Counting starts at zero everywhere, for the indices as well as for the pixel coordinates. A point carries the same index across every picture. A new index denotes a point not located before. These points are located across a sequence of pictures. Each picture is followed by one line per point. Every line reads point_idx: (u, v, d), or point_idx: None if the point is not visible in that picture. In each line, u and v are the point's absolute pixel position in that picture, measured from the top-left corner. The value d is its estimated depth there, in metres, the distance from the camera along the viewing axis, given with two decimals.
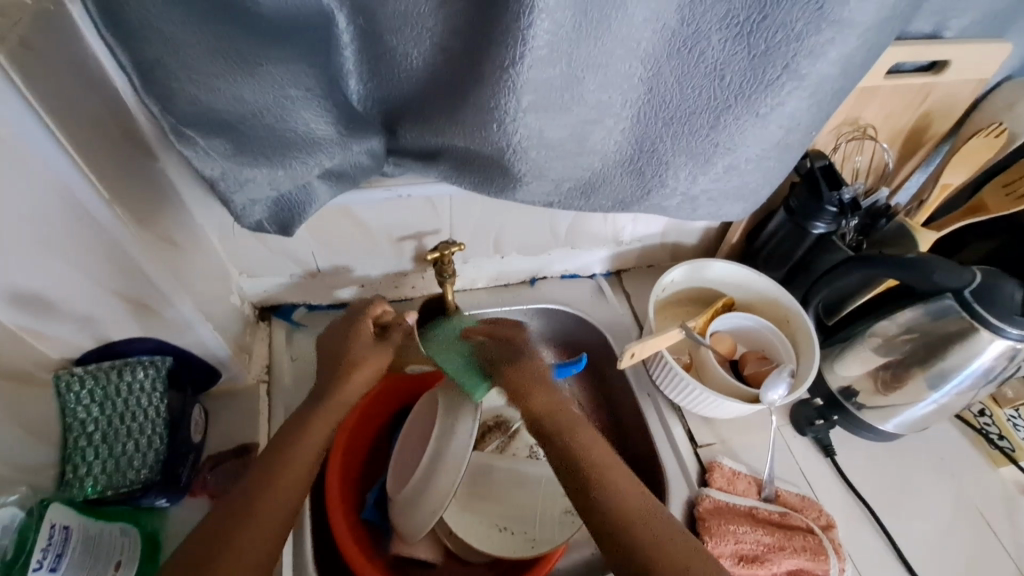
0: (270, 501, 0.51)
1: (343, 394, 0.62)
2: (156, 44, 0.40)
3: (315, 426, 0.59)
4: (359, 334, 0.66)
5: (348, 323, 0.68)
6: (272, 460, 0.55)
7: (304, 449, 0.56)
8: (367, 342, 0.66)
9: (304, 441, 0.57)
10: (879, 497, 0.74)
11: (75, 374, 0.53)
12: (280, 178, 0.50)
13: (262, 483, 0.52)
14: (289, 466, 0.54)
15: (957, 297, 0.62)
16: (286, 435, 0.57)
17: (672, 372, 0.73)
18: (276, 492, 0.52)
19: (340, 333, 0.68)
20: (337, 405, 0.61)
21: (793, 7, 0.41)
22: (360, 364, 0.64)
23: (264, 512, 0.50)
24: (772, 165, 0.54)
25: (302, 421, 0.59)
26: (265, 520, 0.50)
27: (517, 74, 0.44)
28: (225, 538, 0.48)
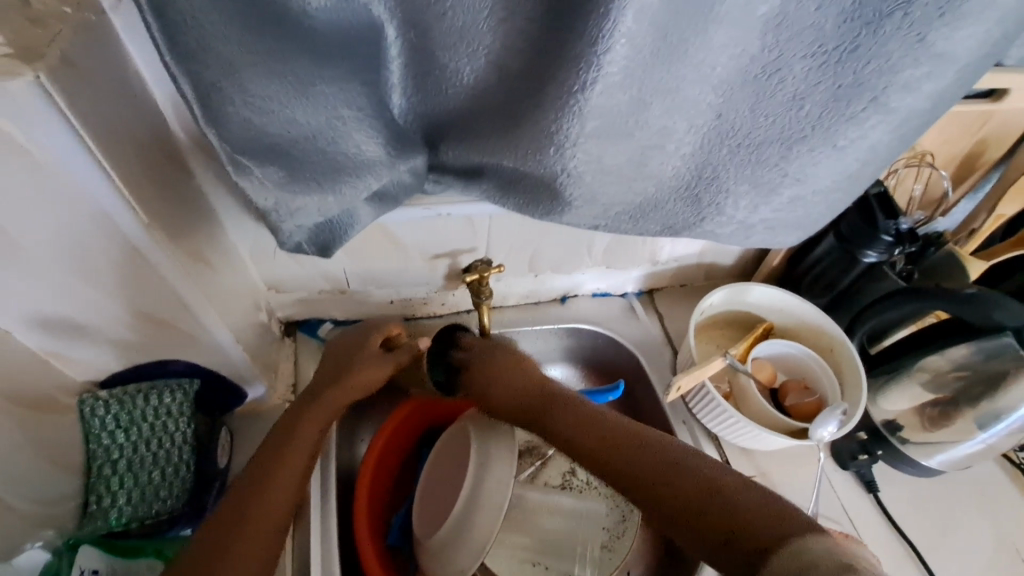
0: (267, 502, 0.53)
1: (343, 392, 0.60)
2: (213, 67, 0.38)
3: (307, 428, 0.58)
4: (365, 351, 0.63)
5: (361, 335, 0.65)
6: (271, 465, 0.55)
7: (297, 453, 0.56)
8: (373, 358, 0.63)
9: (295, 447, 0.56)
10: (923, 536, 0.72)
11: (100, 398, 0.50)
12: (328, 204, 0.47)
13: (258, 483, 0.53)
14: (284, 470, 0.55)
15: (1018, 336, 0.59)
16: (282, 438, 0.56)
17: (713, 402, 0.70)
18: (274, 495, 0.53)
19: (345, 350, 0.64)
20: (327, 410, 0.59)
21: (891, 38, 0.39)
22: (357, 375, 0.61)
23: (262, 514, 0.52)
24: (840, 197, 0.52)
25: (291, 429, 0.57)
26: (262, 522, 0.52)
27: (585, 99, 0.41)
28: (227, 542, 0.49)
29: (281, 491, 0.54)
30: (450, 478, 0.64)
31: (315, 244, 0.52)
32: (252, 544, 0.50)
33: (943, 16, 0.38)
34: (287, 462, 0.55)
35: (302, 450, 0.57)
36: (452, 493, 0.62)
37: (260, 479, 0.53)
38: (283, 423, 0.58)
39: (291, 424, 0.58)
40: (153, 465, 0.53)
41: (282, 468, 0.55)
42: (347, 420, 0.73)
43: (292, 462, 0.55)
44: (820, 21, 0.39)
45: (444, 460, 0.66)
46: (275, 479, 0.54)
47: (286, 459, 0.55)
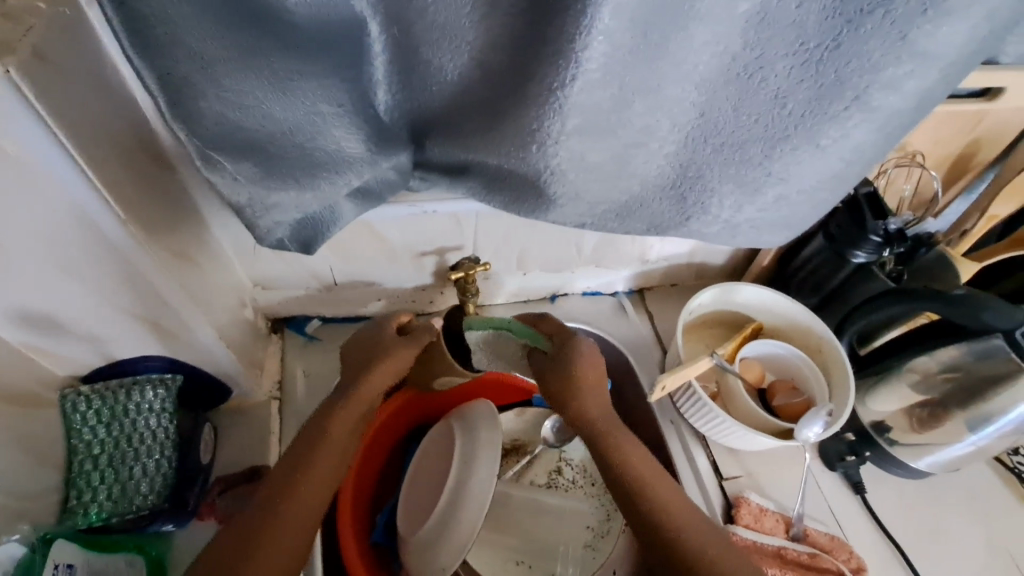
0: (305, 499, 0.52)
1: (373, 382, 0.58)
2: (184, 61, 0.37)
3: (337, 427, 0.56)
4: (387, 338, 0.61)
5: (375, 328, 0.63)
6: (296, 471, 0.53)
7: (334, 447, 0.55)
8: (392, 339, 0.61)
9: (324, 453, 0.54)
10: (910, 538, 0.72)
11: (82, 394, 0.50)
12: (308, 200, 0.47)
13: (284, 491, 0.51)
14: (310, 478, 0.53)
15: (1007, 338, 0.59)
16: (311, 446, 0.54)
17: (700, 402, 0.70)
18: (300, 506, 0.51)
19: (361, 342, 0.62)
20: (358, 404, 0.58)
21: (872, 35, 0.38)
22: (387, 362, 0.59)
23: (299, 505, 0.51)
24: (826, 197, 0.51)
25: (322, 433, 0.55)
26: (289, 529, 0.50)
27: (565, 97, 0.41)
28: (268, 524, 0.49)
29: (306, 496, 0.52)
30: (434, 479, 0.64)
31: (297, 241, 0.52)
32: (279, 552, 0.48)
33: (926, 13, 0.37)
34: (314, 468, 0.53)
35: (331, 454, 0.55)
36: (434, 490, 0.63)
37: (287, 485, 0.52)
38: (311, 425, 0.56)
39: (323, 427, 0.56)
40: (135, 461, 0.53)
41: (310, 475, 0.53)
42: None
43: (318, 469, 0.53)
44: (802, 19, 0.39)
45: (429, 460, 0.66)
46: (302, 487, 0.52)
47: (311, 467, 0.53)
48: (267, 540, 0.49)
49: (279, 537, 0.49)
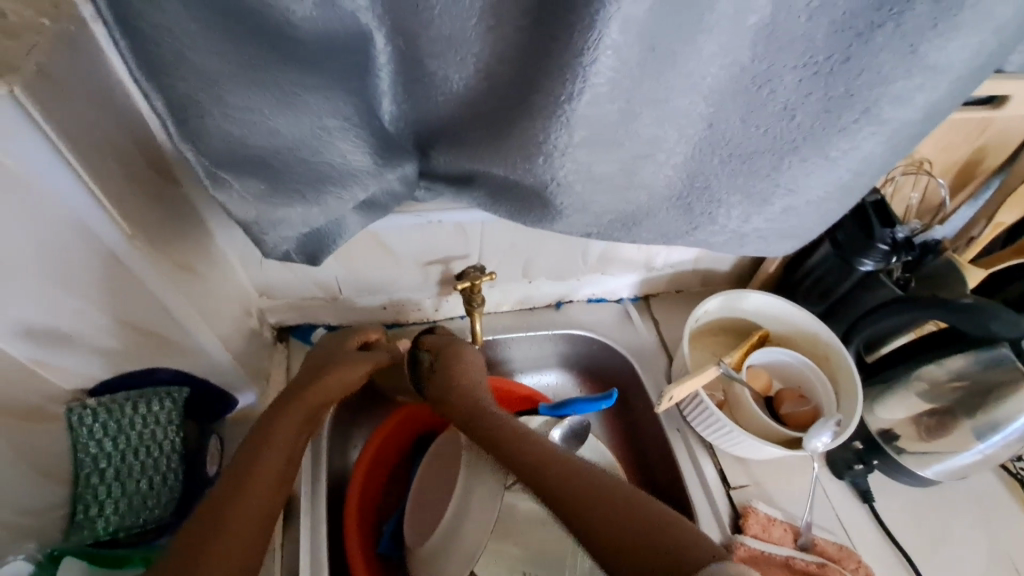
0: (253, 495, 0.50)
1: (320, 388, 0.60)
2: (192, 81, 0.38)
3: (283, 429, 0.56)
4: (345, 351, 0.65)
5: (338, 340, 0.67)
6: (244, 474, 0.51)
7: (282, 443, 0.55)
8: (350, 356, 0.64)
9: (267, 456, 0.54)
10: (918, 547, 0.71)
11: (88, 407, 0.50)
12: (314, 214, 0.47)
13: (232, 493, 0.50)
14: (259, 472, 0.52)
15: (1014, 347, 0.60)
16: (250, 452, 0.54)
17: (706, 410, 0.70)
18: (246, 505, 0.49)
19: (323, 351, 0.66)
20: (303, 408, 0.59)
21: (883, 48, 0.38)
22: (337, 371, 0.62)
23: (249, 498, 0.50)
24: (834, 208, 0.51)
25: (269, 430, 0.56)
26: (240, 530, 0.48)
27: (572, 110, 0.41)
28: (222, 513, 0.48)
29: (255, 499, 0.50)
30: (439, 489, 0.64)
31: (302, 253, 0.51)
32: (233, 552, 0.46)
33: (935, 28, 0.37)
34: (261, 469, 0.52)
35: (277, 457, 0.54)
36: (440, 501, 0.62)
37: (235, 488, 0.50)
38: (253, 434, 0.56)
39: (264, 431, 0.56)
40: (141, 474, 0.53)
41: (257, 477, 0.52)
42: (340, 425, 0.73)
43: (263, 471, 0.52)
44: (811, 31, 0.39)
45: (433, 476, 0.65)
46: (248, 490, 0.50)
47: (257, 470, 0.52)
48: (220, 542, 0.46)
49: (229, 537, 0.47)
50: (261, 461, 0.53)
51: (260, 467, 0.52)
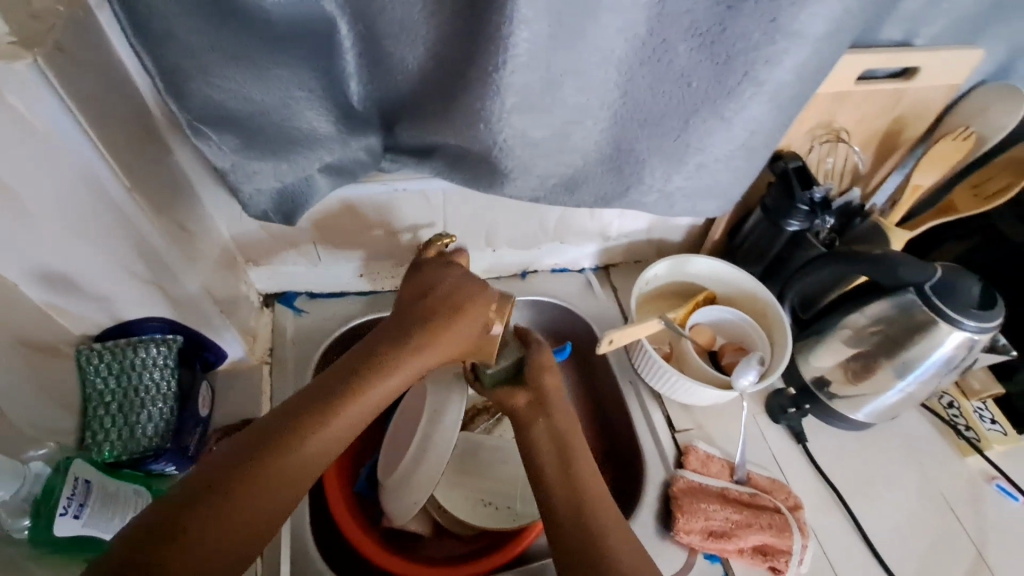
0: (270, 487, 0.45)
1: (414, 360, 0.55)
2: (179, 51, 0.45)
3: (361, 399, 0.51)
4: (471, 317, 0.59)
5: (458, 291, 0.60)
6: (281, 436, 0.47)
7: (339, 423, 0.49)
8: (474, 328, 0.59)
9: (351, 409, 0.50)
10: (847, 483, 0.78)
11: (94, 349, 0.58)
12: (284, 170, 0.55)
13: (256, 466, 0.45)
14: (293, 454, 0.47)
15: (919, 292, 0.66)
16: (325, 401, 0.50)
17: (650, 358, 0.77)
18: (258, 496, 0.44)
19: (444, 293, 0.59)
20: (410, 367, 0.55)
21: (748, 19, 0.46)
22: (459, 335, 0.58)
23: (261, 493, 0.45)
24: (741, 165, 0.58)
25: (328, 400, 0.50)
26: (289, 489, 0.46)
27: (501, 77, 0.49)
28: (235, 500, 0.43)
29: (304, 458, 0.47)
30: (409, 431, 0.71)
31: (287, 218, 0.60)
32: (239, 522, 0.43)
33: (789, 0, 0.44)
34: (317, 441, 0.48)
35: (338, 431, 0.49)
36: (407, 439, 0.70)
37: (261, 459, 0.45)
38: (344, 368, 0.53)
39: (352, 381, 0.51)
40: (141, 408, 0.61)
41: (319, 434, 0.48)
42: None
43: (338, 425, 0.49)
44: (693, 7, 0.46)
45: (404, 422, 0.73)
46: (280, 468, 0.46)
47: (333, 424, 0.49)
48: (242, 523, 0.43)
49: (247, 517, 0.43)
50: (332, 414, 0.49)
51: (336, 419, 0.49)
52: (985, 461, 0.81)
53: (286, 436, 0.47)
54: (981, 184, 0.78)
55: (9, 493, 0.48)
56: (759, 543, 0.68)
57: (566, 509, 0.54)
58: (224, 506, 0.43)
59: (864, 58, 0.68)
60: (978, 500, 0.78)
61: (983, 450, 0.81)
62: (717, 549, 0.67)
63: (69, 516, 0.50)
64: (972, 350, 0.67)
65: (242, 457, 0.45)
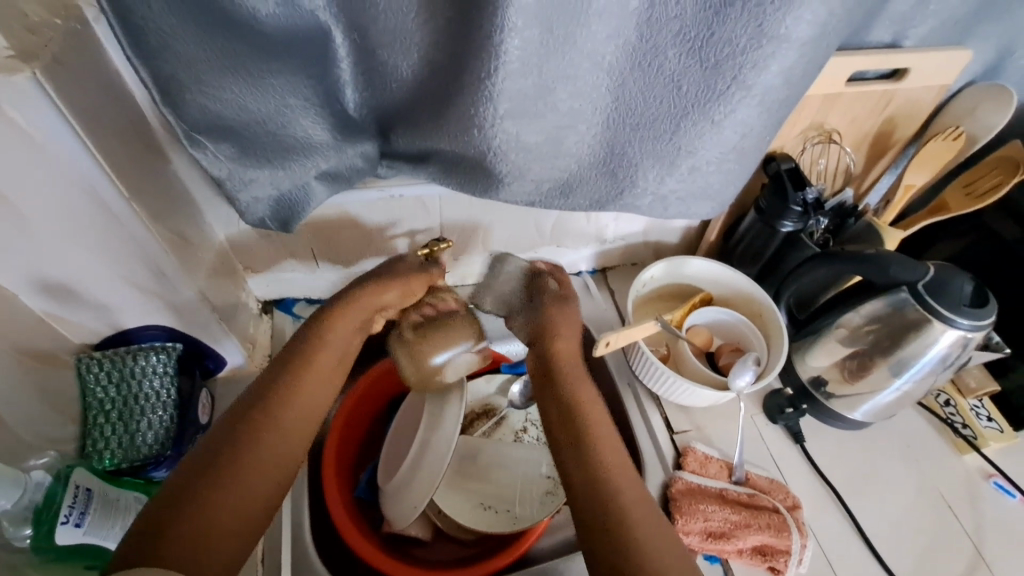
0: (249, 466, 0.49)
1: (372, 299, 0.60)
2: (174, 62, 0.46)
3: (310, 380, 0.55)
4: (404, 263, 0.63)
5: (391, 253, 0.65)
6: (246, 423, 0.51)
7: (294, 407, 0.53)
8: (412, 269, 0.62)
9: (297, 407, 0.54)
10: (846, 482, 0.78)
11: (94, 357, 0.59)
12: (280, 178, 0.56)
13: (227, 452, 0.49)
14: (264, 440, 0.50)
15: (911, 290, 0.66)
16: (274, 396, 0.53)
17: (647, 360, 0.78)
18: (238, 477, 0.48)
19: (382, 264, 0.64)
20: (357, 317, 0.59)
21: (736, 25, 0.46)
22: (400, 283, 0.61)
23: (241, 474, 0.48)
24: (733, 168, 0.59)
25: (283, 390, 0.54)
26: (261, 482, 0.49)
27: (493, 84, 0.49)
28: (216, 480, 0.47)
29: (267, 455, 0.50)
30: (409, 435, 0.71)
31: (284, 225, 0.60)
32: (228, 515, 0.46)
33: (775, 4, 0.45)
34: (280, 425, 0.52)
35: (299, 415, 0.54)
36: (408, 443, 0.71)
37: (231, 446, 0.49)
38: (275, 374, 0.55)
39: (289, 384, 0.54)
40: (141, 416, 0.61)
41: (274, 434, 0.51)
42: None
43: (288, 421, 0.53)
44: (681, 13, 0.47)
45: (403, 428, 0.74)
46: (256, 451, 0.50)
47: (284, 421, 0.52)
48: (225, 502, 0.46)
49: (229, 495, 0.47)
50: (279, 414, 0.52)
51: (284, 417, 0.53)
52: (983, 459, 0.81)
53: (250, 425, 0.51)
54: (973, 182, 0.77)
55: (11, 501, 0.48)
56: (758, 544, 0.68)
57: (587, 498, 0.52)
58: (202, 503, 0.45)
59: (855, 60, 0.68)
60: (976, 498, 0.78)
61: (980, 447, 0.81)
62: (717, 549, 0.68)
63: (70, 524, 0.51)
64: (966, 348, 0.68)
65: (203, 463, 0.48)
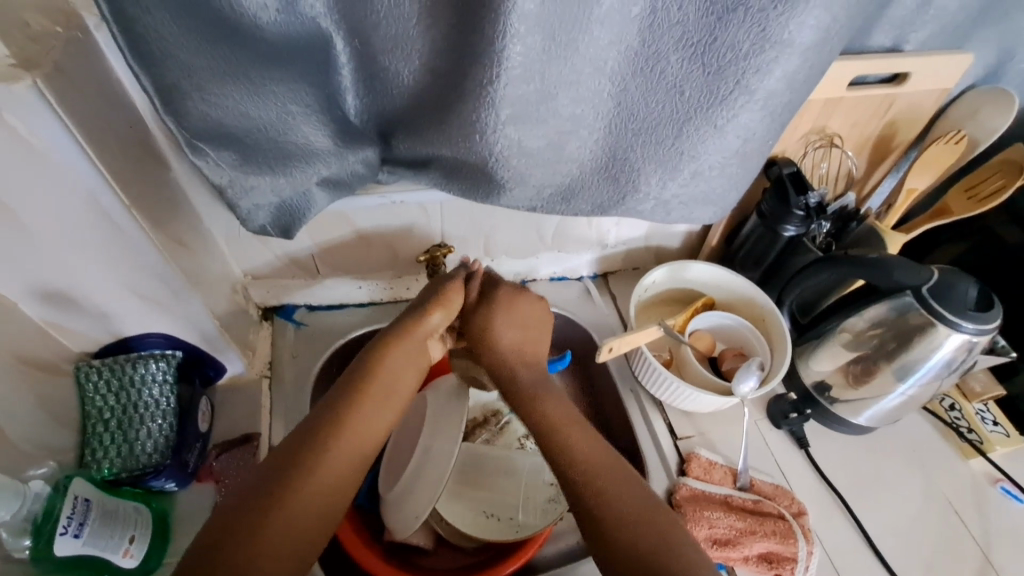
0: (301, 502, 0.49)
1: (423, 329, 0.63)
2: (173, 69, 0.45)
3: (361, 413, 0.56)
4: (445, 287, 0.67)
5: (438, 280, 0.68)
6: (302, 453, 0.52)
7: (346, 442, 0.54)
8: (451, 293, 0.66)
9: (347, 442, 0.54)
10: (851, 487, 0.77)
11: (93, 365, 0.59)
12: (282, 185, 0.56)
13: (280, 485, 0.50)
14: (317, 473, 0.51)
15: (916, 295, 0.66)
16: (328, 427, 0.54)
17: (651, 366, 0.77)
18: (290, 513, 0.49)
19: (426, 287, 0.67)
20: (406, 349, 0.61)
21: (739, 30, 0.46)
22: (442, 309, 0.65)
23: (290, 512, 0.49)
24: (735, 172, 0.58)
25: (338, 419, 0.55)
26: (309, 519, 0.50)
27: (495, 91, 0.49)
28: (266, 516, 0.48)
29: (315, 492, 0.51)
30: (410, 441, 0.71)
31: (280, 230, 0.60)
32: (275, 550, 0.47)
33: (776, 9, 0.45)
34: (333, 460, 0.53)
35: (350, 448, 0.54)
36: (411, 448, 0.70)
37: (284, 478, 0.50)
38: (326, 410, 0.56)
39: (335, 420, 0.55)
40: (139, 424, 0.60)
41: (321, 469, 0.52)
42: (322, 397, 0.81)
43: (338, 456, 0.53)
44: (683, 19, 0.47)
45: (404, 435, 0.73)
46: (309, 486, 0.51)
47: (333, 452, 0.53)
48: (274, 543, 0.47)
49: (278, 533, 0.47)
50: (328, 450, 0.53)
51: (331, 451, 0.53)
52: (989, 463, 0.81)
53: (303, 458, 0.52)
54: (974, 187, 0.77)
55: (10, 513, 0.48)
56: (764, 551, 0.67)
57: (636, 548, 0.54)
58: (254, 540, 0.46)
59: (856, 65, 0.68)
60: (983, 503, 0.78)
61: (987, 452, 0.81)
62: (723, 557, 0.67)
63: (70, 536, 0.50)
64: (970, 352, 0.67)
65: (260, 495, 0.49)
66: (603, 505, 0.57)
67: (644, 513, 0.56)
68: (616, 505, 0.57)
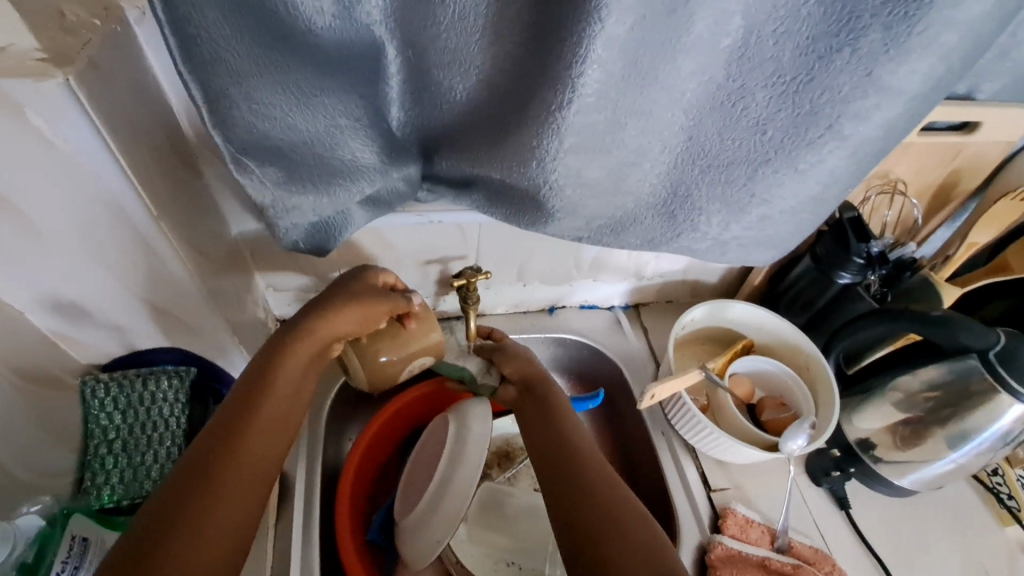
0: (226, 499, 0.45)
1: (328, 330, 0.56)
2: (222, 75, 0.41)
3: (272, 404, 0.52)
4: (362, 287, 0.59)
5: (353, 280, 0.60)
6: (221, 447, 0.48)
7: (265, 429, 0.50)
8: (368, 292, 0.59)
9: (261, 432, 0.50)
10: (891, 554, 0.73)
11: (100, 380, 0.54)
12: (323, 203, 0.52)
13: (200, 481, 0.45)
14: (236, 464, 0.47)
15: (981, 358, 0.62)
16: (240, 417, 0.50)
17: (689, 413, 0.72)
18: (212, 509, 0.44)
19: (335, 286, 0.60)
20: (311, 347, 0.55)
21: (841, 72, 0.42)
22: (348, 308, 0.57)
23: (214, 510, 0.44)
24: (806, 218, 0.54)
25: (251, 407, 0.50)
26: (235, 512, 0.46)
27: (562, 118, 0.45)
28: (186, 512, 0.43)
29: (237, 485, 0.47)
30: (425, 476, 0.67)
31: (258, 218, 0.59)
32: (205, 556, 0.42)
33: (887, 53, 0.41)
34: (252, 448, 0.49)
35: (267, 438, 0.50)
36: (427, 478, 0.66)
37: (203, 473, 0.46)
38: (227, 413, 0.50)
39: (242, 417, 0.50)
40: (146, 448, 0.56)
41: (242, 459, 0.48)
42: (335, 420, 0.77)
43: (255, 447, 0.49)
44: (778, 54, 0.43)
45: (420, 465, 0.69)
46: (229, 479, 0.46)
47: (250, 445, 0.49)
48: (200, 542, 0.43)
49: (206, 532, 0.43)
50: (237, 454, 0.48)
51: (244, 449, 0.48)
52: None
53: (217, 453, 0.47)
54: None
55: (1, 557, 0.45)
56: None
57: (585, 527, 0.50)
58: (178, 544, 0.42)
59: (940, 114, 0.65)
60: None
61: None
62: None
63: None
64: None
65: (179, 495, 0.44)
66: (588, 503, 0.52)
67: (611, 503, 0.52)
68: (588, 475, 0.54)
